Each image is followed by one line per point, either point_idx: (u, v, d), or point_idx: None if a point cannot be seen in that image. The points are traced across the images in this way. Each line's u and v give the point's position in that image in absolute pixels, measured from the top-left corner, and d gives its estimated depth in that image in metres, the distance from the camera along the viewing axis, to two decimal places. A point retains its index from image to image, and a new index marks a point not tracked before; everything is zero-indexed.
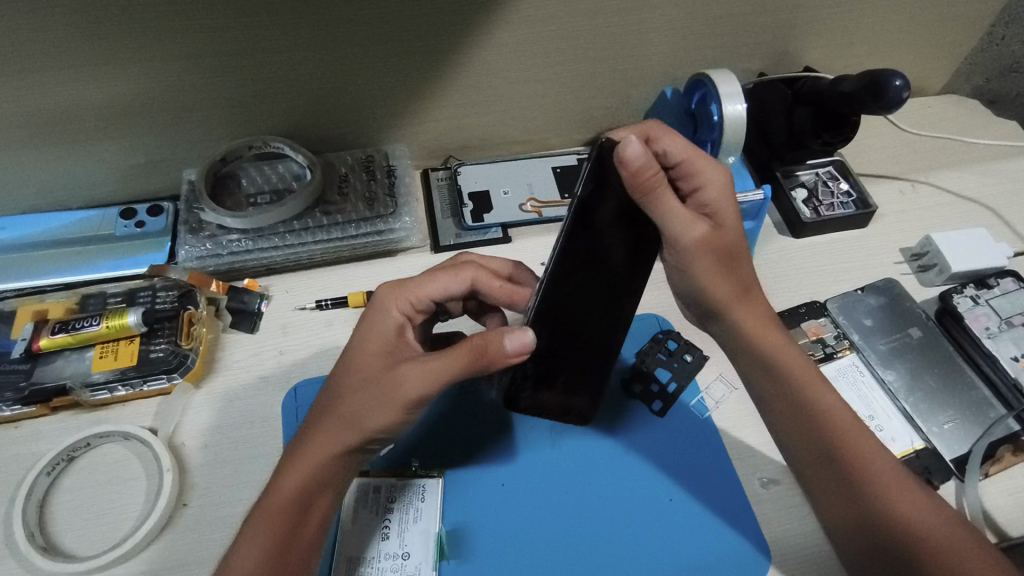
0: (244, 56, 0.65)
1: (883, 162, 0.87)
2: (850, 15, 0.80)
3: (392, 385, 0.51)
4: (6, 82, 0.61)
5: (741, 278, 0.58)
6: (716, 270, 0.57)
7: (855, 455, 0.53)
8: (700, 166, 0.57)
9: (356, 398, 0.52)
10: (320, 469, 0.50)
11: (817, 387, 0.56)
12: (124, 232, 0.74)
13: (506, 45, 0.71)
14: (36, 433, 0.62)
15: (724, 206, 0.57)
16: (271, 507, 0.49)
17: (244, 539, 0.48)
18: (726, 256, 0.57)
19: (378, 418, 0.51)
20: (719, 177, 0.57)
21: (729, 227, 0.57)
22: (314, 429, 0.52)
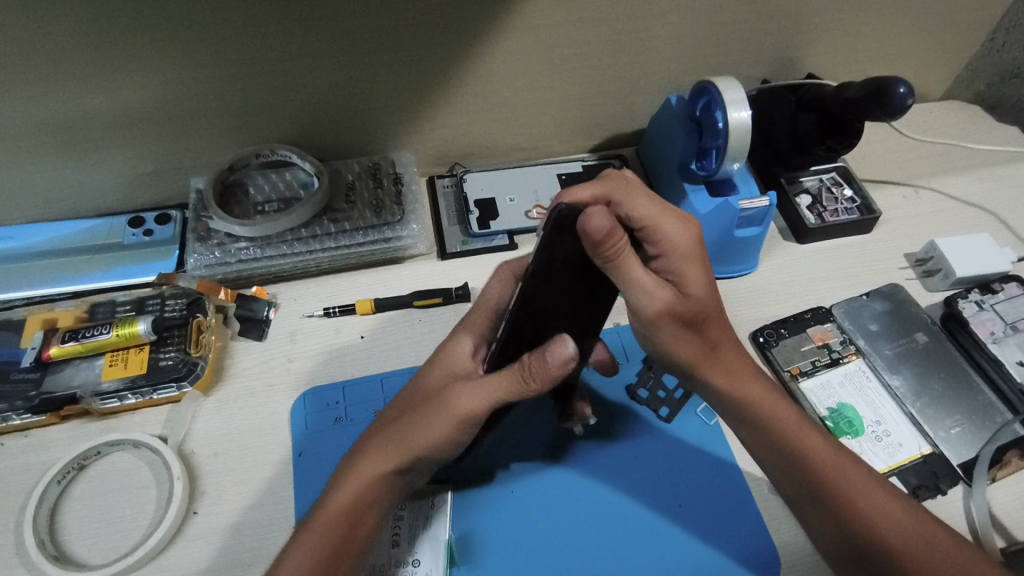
0: (252, 65, 0.65)
1: (886, 167, 0.88)
2: (852, 22, 0.81)
3: (445, 406, 0.52)
4: (17, 92, 0.61)
5: (711, 337, 0.57)
6: (680, 334, 0.56)
7: (843, 490, 0.53)
8: (667, 226, 0.54)
9: (410, 419, 0.53)
10: (370, 488, 0.52)
11: (798, 429, 0.56)
12: (132, 240, 0.74)
13: (511, 53, 0.72)
14: (45, 441, 0.62)
15: (693, 268, 0.54)
16: (322, 519, 0.51)
17: (295, 547, 0.50)
18: (691, 321, 0.55)
19: (429, 437, 0.52)
20: (690, 239, 0.54)
21: (696, 290, 0.55)
22: (367, 448, 0.54)
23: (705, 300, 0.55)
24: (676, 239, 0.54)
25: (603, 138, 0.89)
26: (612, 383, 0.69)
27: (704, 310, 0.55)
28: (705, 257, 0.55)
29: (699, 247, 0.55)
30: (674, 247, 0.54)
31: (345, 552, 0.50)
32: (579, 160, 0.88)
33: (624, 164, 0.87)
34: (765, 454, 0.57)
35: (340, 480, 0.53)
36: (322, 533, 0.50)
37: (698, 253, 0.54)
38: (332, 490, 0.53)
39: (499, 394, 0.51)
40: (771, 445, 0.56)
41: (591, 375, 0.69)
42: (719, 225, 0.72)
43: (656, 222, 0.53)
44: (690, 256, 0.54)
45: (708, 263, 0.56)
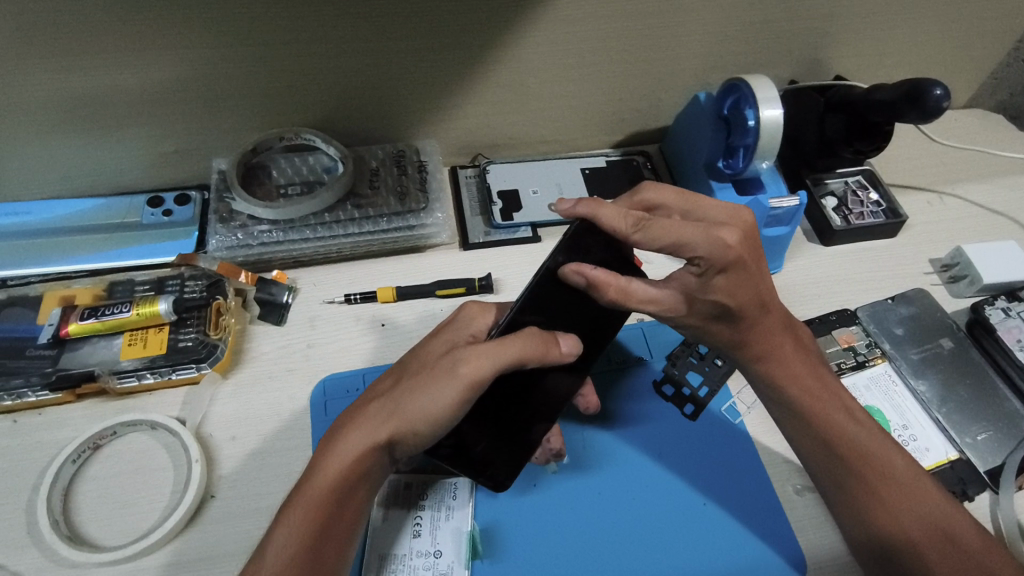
0: (282, 46, 0.64)
1: (910, 173, 0.87)
2: (883, 26, 0.80)
3: (449, 369, 0.48)
4: (42, 64, 0.60)
5: (748, 330, 0.56)
6: (715, 327, 0.56)
7: (870, 473, 0.53)
8: (694, 252, 0.50)
9: (408, 386, 0.50)
10: (359, 460, 0.48)
11: (830, 409, 0.56)
12: (151, 220, 0.73)
13: (542, 44, 0.71)
14: (60, 420, 0.61)
15: (727, 276, 0.51)
16: (311, 492, 0.48)
17: (285, 520, 0.47)
18: (724, 317, 0.54)
19: (425, 405, 0.48)
20: (724, 250, 0.50)
21: (727, 300, 0.53)
22: (360, 413, 0.51)
23: (740, 303, 0.53)
24: (704, 255, 0.50)
25: (627, 134, 0.88)
26: (636, 379, 0.68)
27: (740, 310, 0.53)
28: (746, 267, 0.51)
29: (738, 254, 0.50)
30: (704, 262, 0.50)
31: (333, 525, 0.48)
32: (602, 155, 0.87)
33: (647, 161, 0.87)
34: (796, 433, 0.57)
35: (330, 447, 0.50)
36: (310, 506, 0.48)
37: (733, 265, 0.50)
38: (320, 462, 0.49)
39: (504, 361, 0.48)
40: (801, 425, 0.57)
41: (615, 371, 0.68)
42: None
43: (683, 242, 0.49)
44: (723, 268, 0.50)
45: (752, 267, 0.52)
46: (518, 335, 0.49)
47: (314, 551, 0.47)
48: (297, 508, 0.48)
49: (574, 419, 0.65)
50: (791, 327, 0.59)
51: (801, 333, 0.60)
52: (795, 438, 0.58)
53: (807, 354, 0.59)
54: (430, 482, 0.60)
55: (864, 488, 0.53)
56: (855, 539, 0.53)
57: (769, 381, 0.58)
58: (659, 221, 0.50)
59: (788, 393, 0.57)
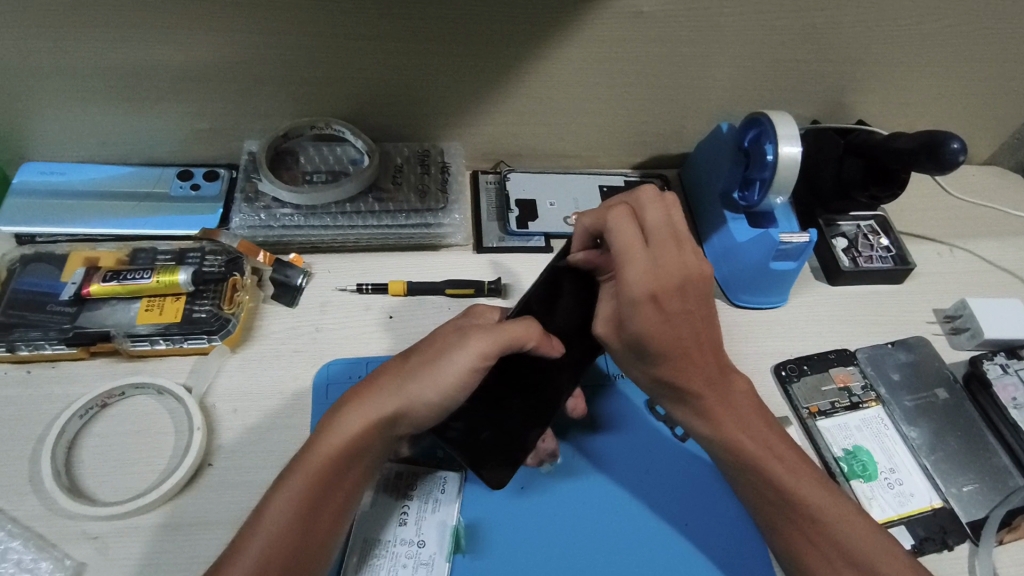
0: (324, 39, 0.66)
1: (923, 222, 0.88)
2: (909, 75, 0.82)
3: (455, 346, 0.52)
4: (94, 34, 0.63)
5: (674, 371, 0.54)
6: (635, 360, 0.55)
7: (807, 523, 0.53)
8: (625, 267, 0.51)
9: (418, 362, 0.53)
10: (363, 432, 0.51)
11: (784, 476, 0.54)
12: (179, 193, 0.75)
13: (573, 60, 0.73)
14: (71, 375, 0.63)
15: (640, 313, 0.51)
16: (311, 463, 0.50)
17: (282, 488, 0.50)
18: (637, 351, 0.54)
19: (436, 378, 0.52)
20: (644, 291, 0.51)
21: (638, 334, 0.52)
22: (371, 384, 0.54)
23: (652, 341, 0.52)
24: (626, 287, 0.51)
25: (647, 156, 0.89)
26: (631, 397, 0.68)
27: (657, 350, 0.53)
28: (660, 305, 0.51)
29: (654, 297, 0.51)
30: (624, 295, 0.51)
31: (330, 495, 0.50)
32: (620, 175, 0.89)
33: (665, 185, 0.88)
34: (744, 488, 0.56)
35: (340, 414, 0.52)
36: (312, 470, 0.50)
37: (647, 303, 0.51)
38: (322, 435, 0.52)
39: (509, 338, 0.52)
40: (756, 485, 0.55)
41: (610, 384, 0.69)
42: (756, 254, 0.73)
43: (622, 254, 0.52)
44: (634, 307, 0.51)
45: (670, 313, 0.52)
46: (523, 319, 0.54)
47: (312, 514, 0.49)
48: (298, 476, 0.50)
49: (566, 427, 0.66)
50: (729, 378, 0.57)
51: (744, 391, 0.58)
52: (748, 497, 0.56)
53: (745, 406, 0.57)
54: (420, 473, 0.61)
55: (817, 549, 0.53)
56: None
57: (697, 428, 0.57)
58: (624, 217, 0.53)
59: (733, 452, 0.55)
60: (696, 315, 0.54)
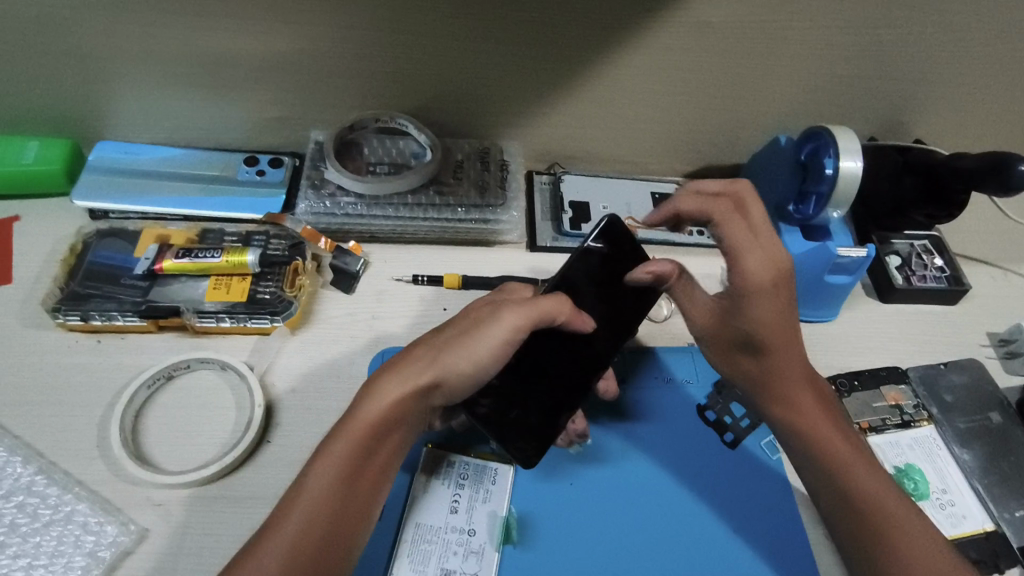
0: (398, 33, 0.68)
1: (978, 245, 0.87)
2: (971, 97, 0.82)
3: (490, 320, 0.53)
4: (182, 19, 0.65)
5: (777, 365, 0.58)
6: (739, 355, 0.60)
7: (891, 538, 0.53)
8: (747, 260, 0.55)
9: (452, 335, 0.54)
10: (398, 400, 0.52)
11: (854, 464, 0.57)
12: (246, 177, 0.77)
13: (638, 66, 0.74)
14: (139, 346, 0.65)
15: (759, 305, 0.56)
16: (350, 430, 0.52)
17: (324, 456, 0.51)
18: (746, 345, 0.58)
19: (470, 350, 0.53)
20: (766, 278, 0.55)
21: (760, 327, 0.57)
22: (408, 355, 0.55)
23: (767, 333, 0.57)
24: (746, 274, 0.56)
25: (701, 166, 0.90)
26: (680, 400, 0.69)
27: (766, 342, 0.57)
28: (773, 297, 0.56)
29: (773, 288, 0.56)
30: (745, 281, 0.56)
31: (368, 463, 0.52)
32: (673, 182, 0.89)
33: None
34: (826, 495, 0.57)
35: (376, 383, 0.54)
36: (353, 436, 0.52)
37: (768, 293, 0.56)
38: (359, 403, 0.53)
39: (543, 312, 0.54)
40: (819, 472, 0.57)
41: (660, 387, 0.69)
42: (812, 266, 0.73)
43: (740, 248, 0.56)
44: (755, 292, 0.56)
45: (782, 305, 0.57)
46: (554, 295, 0.56)
47: (352, 479, 0.51)
48: (338, 443, 0.51)
49: (615, 427, 0.67)
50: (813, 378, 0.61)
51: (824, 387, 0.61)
52: (822, 495, 0.57)
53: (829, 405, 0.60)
54: (471, 463, 0.62)
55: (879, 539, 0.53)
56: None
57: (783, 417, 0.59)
58: (733, 213, 0.57)
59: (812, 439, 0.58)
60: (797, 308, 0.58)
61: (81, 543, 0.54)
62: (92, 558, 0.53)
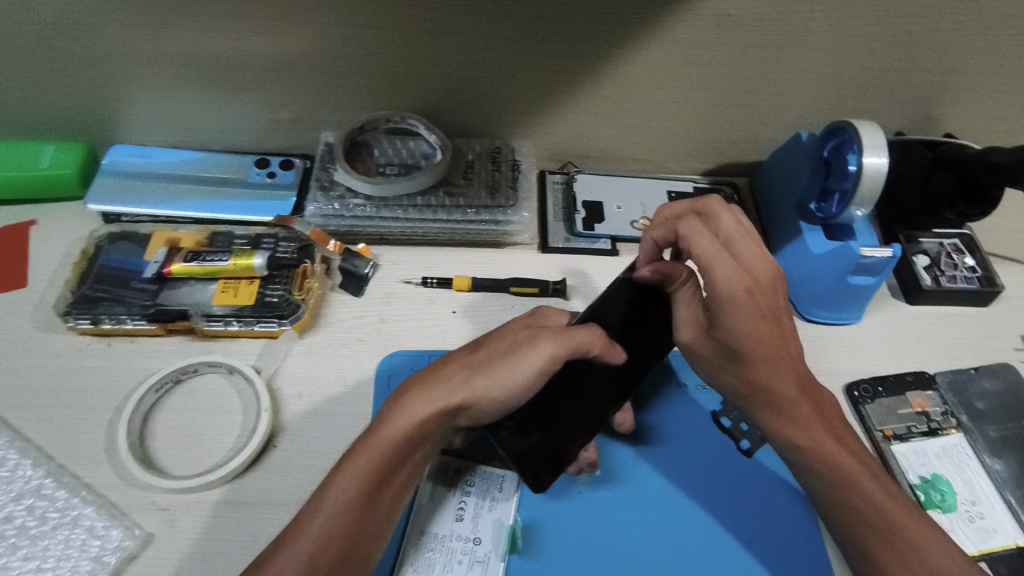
0: (407, 32, 0.67)
1: (1012, 243, 0.84)
2: (1005, 88, 0.78)
3: (528, 346, 0.52)
4: (191, 22, 0.65)
5: (765, 380, 0.53)
6: (726, 368, 0.55)
7: (907, 552, 0.50)
8: (716, 271, 0.51)
9: (487, 357, 0.53)
10: (428, 420, 0.51)
11: (861, 477, 0.53)
12: (255, 180, 0.76)
13: (652, 61, 0.72)
14: (148, 350, 0.65)
15: (736, 316, 0.51)
16: (374, 444, 0.51)
17: (344, 468, 0.50)
18: (731, 359, 0.53)
19: (504, 377, 0.52)
20: (738, 286, 0.51)
21: (737, 338, 0.52)
22: (437, 373, 0.53)
23: (748, 345, 0.52)
24: (718, 285, 0.51)
25: (718, 164, 0.87)
26: (693, 407, 0.67)
27: (750, 354, 0.52)
28: (748, 307, 0.51)
29: (747, 298, 0.51)
30: (716, 295, 0.51)
31: (389, 478, 0.51)
32: (690, 181, 0.87)
33: (735, 193, 0.86)
34: (833, 512, 0.54)
35: (403, 400, 0.52)
36: (375, 452, 0.50)
37: (741, 303, 0.51)
38: (386, 418, 0.52)
39: (578, 345, 0.53)
40: (828, 490, 0.54)
41: (674, 393, 0.68)
42: (834, 267, 0.70)
43: (707, 259, 0.51)
44: (729, 304, 0.51)
45: (762, 315, 0.52)
46: (589, 326, 0.54)
47: (371, 497, 0.50)
48: (361, 457, 0.50)
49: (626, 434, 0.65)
50: (813, 388, 0.56)
51: (827, 399, 0.57)
52: (829, 514, 0.54)
53: (827, 413, 0.56)
54: (478, 470, 0.61)
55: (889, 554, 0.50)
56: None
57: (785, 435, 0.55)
58: (699, 226, 0.53)
59: (817, 459, 0.54)
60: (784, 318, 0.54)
61: (87, 547, 0.55)
62: (97, 562, 0.54)
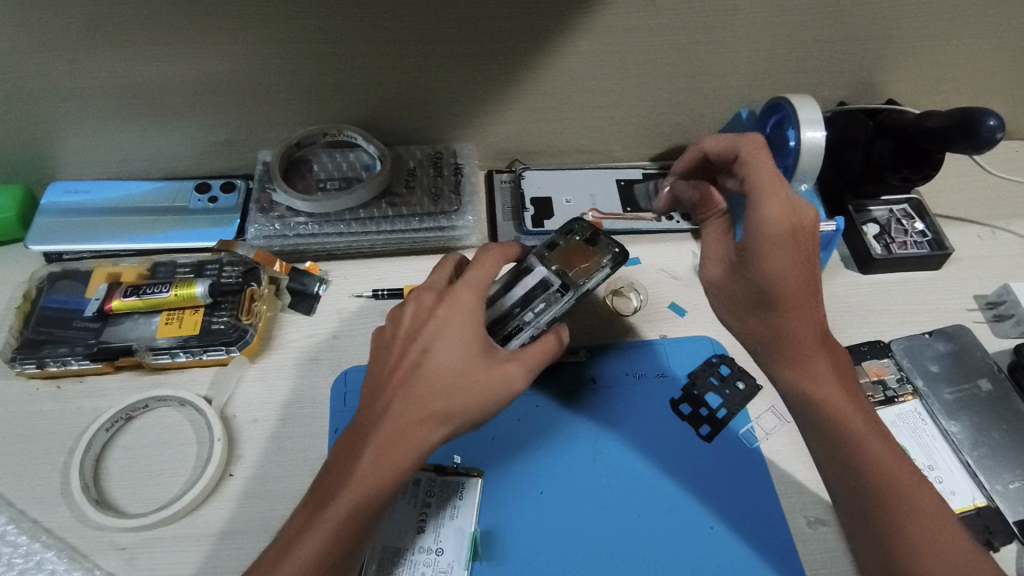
0: (332, 45, 0.66)
1: (960, 204, 0.84)
2: (942, 49, 0.77)
3: (500, 379, 0.51)
4: (109, 54, 0.64)
5: (795, 322, 0.54)
6: (750, 309, 0.56)
7: (903, 522, 0.49)
8: (766, 204, 0.54)
9: (460, 390, 0.51)
10: (406, 466, 0.49)
11: (866, 439, 0.52)
12: (197, 206, 0.76)
13: (585, 53, 0.71)
14: (98, 389, 0.65)
15: (776, 250, 0.53)
16: (348, 501, 0.48)
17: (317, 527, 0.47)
18: (760, 298, 0.55)
19: (477, 407, 0.51)
20: (785, 221, 0.54)
21: (773, 273, 0.53)
22: (396, 421, 0.50)
23: (782, 282, 0.53)
24: (765, 217, 0.54)
25: (665, 148, 0.87)
26: (649, 396, 0.67)
27: (780, 294, 0.54)
28: (791, 241, 0.54)
29: (792, 233, 0.54)
30: (762, 226, 0.54)
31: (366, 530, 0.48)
32: (639, 167, 0.87)
33: None
34: (837, 476, 0.52)
35: (369, 457, 0.49)
36: (350, 509, 0.48)
37: (785, 237, 0.53)
38: (359, 468, 0.48)
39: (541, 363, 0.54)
40: (829, 445, 0.52)
41: (630, 383, 0.68)
42: None
43: (760, 193, 0.55)
44: (772, 236, 0.53)
45: (803, 254, 0.54)
46: (548, 345, 0.55)
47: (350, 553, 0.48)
48: (335, 512, 0.47)
49: (585, 427, 0.65)
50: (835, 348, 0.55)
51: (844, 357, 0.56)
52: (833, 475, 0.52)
53: (847, 377, 0.55)
54: (437, 480, 0.61)
55: (880, 507, 0.49)
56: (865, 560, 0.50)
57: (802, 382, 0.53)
58: (755, 159, 0.57)
59: (832, 410, 0.52)
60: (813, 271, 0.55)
61: None
62: None
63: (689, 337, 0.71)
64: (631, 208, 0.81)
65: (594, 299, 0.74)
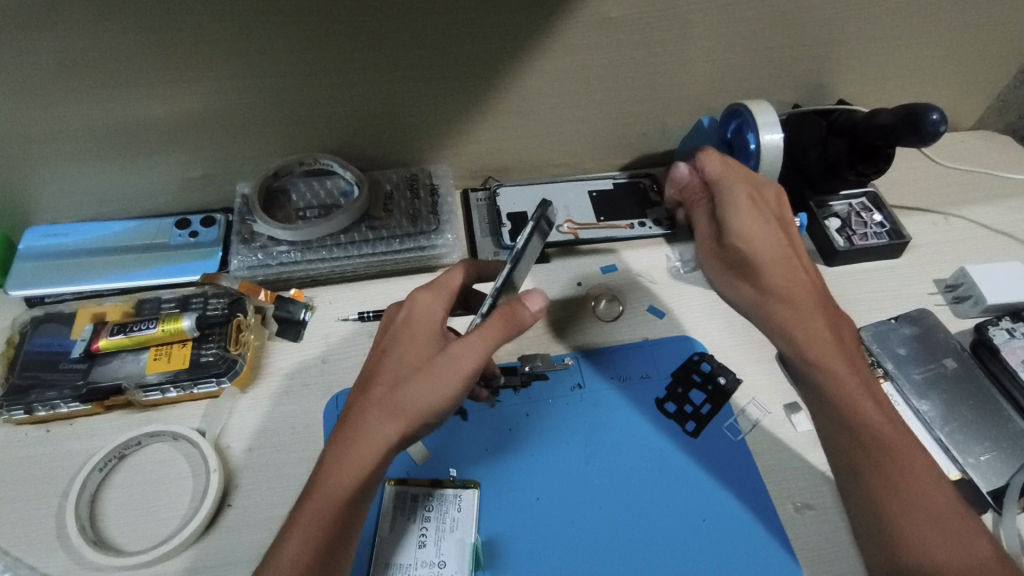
0: (303, 77, 0.68)
1: (914, 194, 0.88)
2: (885, 50, 0.82)
3: (442, 363, 0.51)
4: (82, 97, 0.64)
5: (777, 282, 0.59)
6: (738, 276, 0.61)
7: (892, 473, 0.51)
8: (725, 183, 0.62)
9: (410, 379, 0.51)
10: (374, 462, 0.50)
11: (858, 397, 0.55)
12: (178, 241, 0.77)
13: (550, 71, 0.74)
14: (90, 429, 0.65)
15: (740, 217, 0.60)
16: (320, 505, 0.49)
17: (295, 534, 0.48)
18: (741, 267, 0.60)
19: (427, 394, 0.51)
20: (743, 194, 0.61)
21: (743, 238, 0.60)
22: (354, 422, 0.51)
23: (752, 244, 0.59)
24: (726, 192, 0.62)
25: (633, 158, 0.90)
26: (636, 396, 0.69)
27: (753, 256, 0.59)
28: (753, 210, 0.61)
29: (750, 203, 0.61)
30: (726, 202, 0.61)
31: (343, 533, 0.49)
32: (610, 177, 0.90)
33: (654, 184, 0.88)
34: (829, 432, 0.56)
35: (333, 457, 0.51)
36: (322, 514, 0.49)
37: (747, 206, 0.61)
38: (331, 472, 0.50)
39: (489, 340, 0.51)
40: (823, 407, 0.56)
41: (616, 385, 0.70)
42: None
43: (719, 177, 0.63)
44: (733, 207, 0.61)
45: (762, 221, 0.60)
46: (489, 321, 0.51)
47: (330, 555, 0.48)
48: (310, 518, 0.49)
49: (576, 431, 0.67)
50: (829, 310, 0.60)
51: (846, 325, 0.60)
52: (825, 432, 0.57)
53: (844, 340, 0.58)
54: (434, 494, 0.62)
55: (869, 461, 0.53)
56: (860, 526, 0.52)
57: (799, 346, 0.57)
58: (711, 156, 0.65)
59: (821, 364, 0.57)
60: (791, 238, 0.61)
61: None
62: None
63: (669, 337, 0.73)
64: (604, 217, 0.83)
65: (575, 306, 0.77)
